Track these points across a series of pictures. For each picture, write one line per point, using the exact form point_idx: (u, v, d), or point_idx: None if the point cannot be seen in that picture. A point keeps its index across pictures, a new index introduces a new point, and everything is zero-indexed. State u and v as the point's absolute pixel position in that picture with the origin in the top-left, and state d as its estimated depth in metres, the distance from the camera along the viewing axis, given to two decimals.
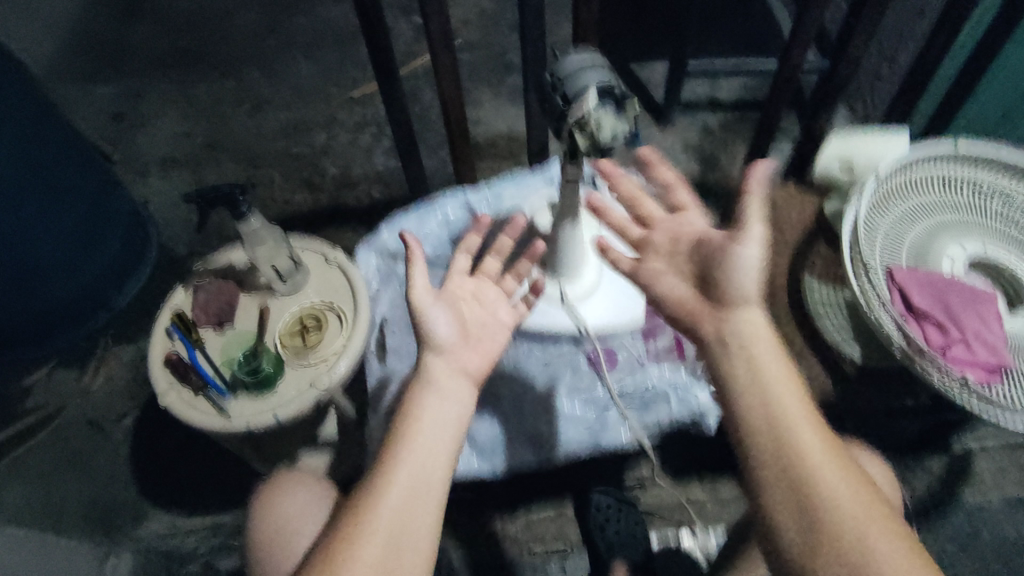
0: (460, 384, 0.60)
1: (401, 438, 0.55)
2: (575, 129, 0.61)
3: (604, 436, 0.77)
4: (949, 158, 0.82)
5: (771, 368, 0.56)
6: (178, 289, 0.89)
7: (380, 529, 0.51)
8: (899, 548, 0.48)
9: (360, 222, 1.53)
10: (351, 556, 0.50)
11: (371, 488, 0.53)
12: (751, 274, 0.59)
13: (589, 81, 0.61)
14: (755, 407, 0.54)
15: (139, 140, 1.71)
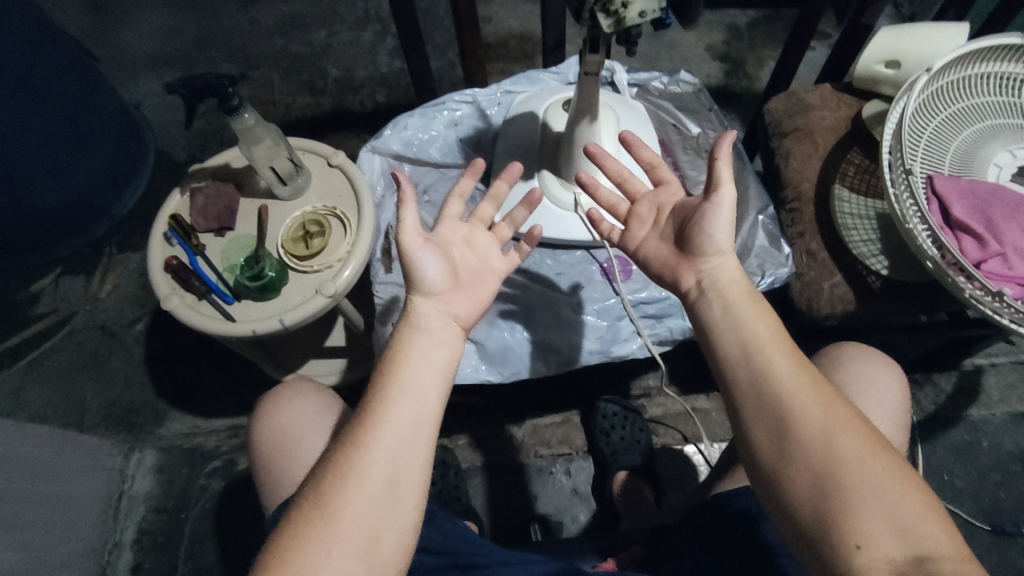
0: (449, 328, 0.56)
1: (394, 372, 0.51)
2: (598, 12, 0.54)
3: (616, 346, 0.75)
4: (1014, 52, 0.73)
5: (741, 304, 0.56)
6: (175, 193, 0.86)
7: (374, 467, 0.46)
8: (865, 445, 0.47)
9: (364, 127, 1.46)
10: (342, 494, 0.45)
11: (363, 421, 0.49)
12: (725, 230, 0.57)
13: None
14: (757, 323, 0.54)
15: (128, 36, 1.61)
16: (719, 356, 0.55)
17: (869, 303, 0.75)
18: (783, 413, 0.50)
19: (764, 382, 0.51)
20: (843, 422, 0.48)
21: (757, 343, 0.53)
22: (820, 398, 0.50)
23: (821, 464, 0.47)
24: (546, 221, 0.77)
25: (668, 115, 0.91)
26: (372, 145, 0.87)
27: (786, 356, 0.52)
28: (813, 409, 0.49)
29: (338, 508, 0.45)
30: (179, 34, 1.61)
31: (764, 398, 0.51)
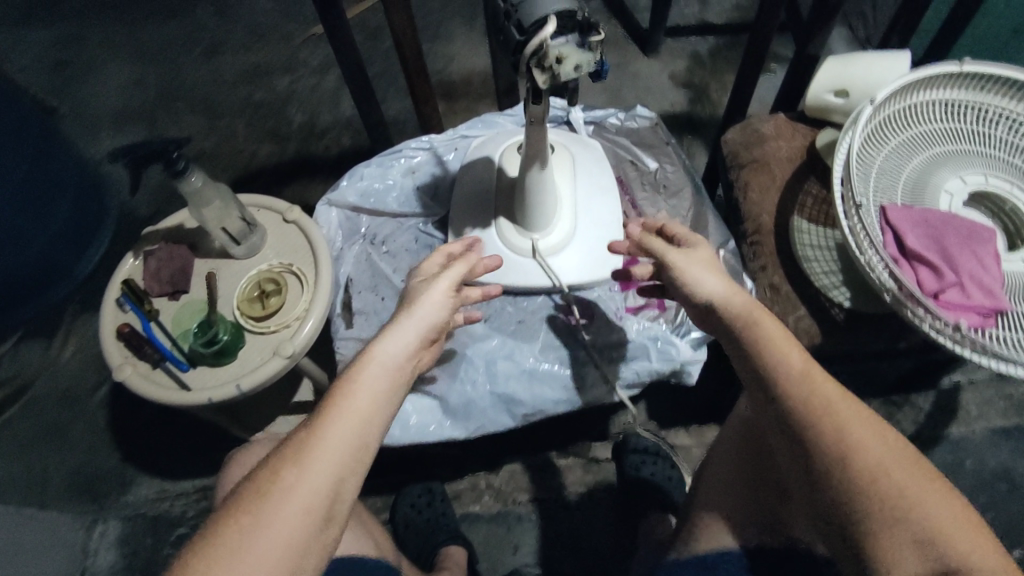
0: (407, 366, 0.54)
1: (334, 414, 0.48)
2: (534, 66, 0.53)
3: (580, 393, 0.74)
4: (956, 78, 0.74)
5: (767, 327, 0.57)
6: (128, 256, 0.84)
7: (286, 522, 0.43)
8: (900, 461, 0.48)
9: (331, 171, 1.46)
10: (247, 546, 0.42)
11: (288, 464, 0.45)
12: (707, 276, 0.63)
13: (547, 8, 0.52)
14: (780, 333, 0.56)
15: (91, 92, 1.60)
16: (747, 375, 0.56)
17: (834, 336, 0.74)
18: (815, 422, 0.51)
19: (792, 395, 0.52)
20: (875, 431, 0.50)
21: (779, 352, 0.55)
22: (849, 405, 0.51)
23: (860, 476, 0.48)
24: (505, 268, 0.76)
25: (625, 151, 0.91)
26: (329, 199, 0.86)
27: (810, 366, 0.54)
28: (842, 414, 0.50)
29: (238, 562, 0.41)
30: (142, 87, 1.61)
31: (792, 410, 0.52)
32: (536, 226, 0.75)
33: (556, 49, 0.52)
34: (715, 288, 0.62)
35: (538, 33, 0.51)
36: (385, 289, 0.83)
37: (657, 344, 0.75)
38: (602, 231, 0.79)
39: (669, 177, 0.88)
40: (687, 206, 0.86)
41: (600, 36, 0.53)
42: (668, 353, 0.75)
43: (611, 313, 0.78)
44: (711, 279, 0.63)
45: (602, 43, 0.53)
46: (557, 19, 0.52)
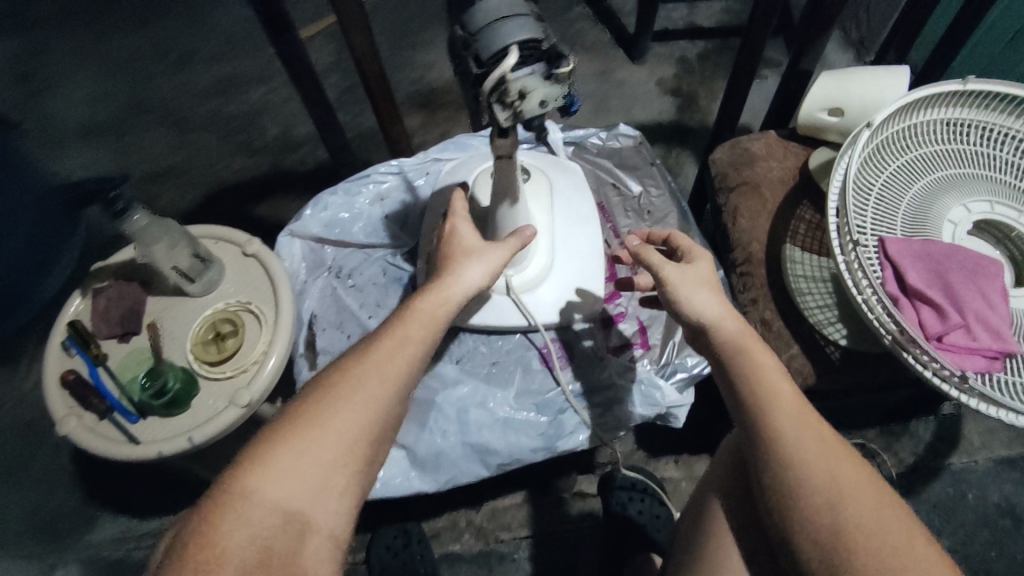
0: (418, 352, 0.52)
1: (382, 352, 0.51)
2: (497, 103, 0.48)
3: (559, 441, 0.69)
4: (959, 97, 0.69)
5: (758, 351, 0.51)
6: (75, 294, 0.78)
7: (333, 440, 0.47)
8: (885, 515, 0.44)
9: (307, 187, 1.40)
10: (298, 452, 0.46)
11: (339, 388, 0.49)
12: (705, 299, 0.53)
13: (507, 37, 0.46)
14: (774, 368, 0.50)
15: (57, 104, 1.54)
16: (732, 403, 0.51)
17: (829, 375, 0.69)
18: (792, 474, 0.46)
19: (768, 444, 0.47)
20: (857, 488, 0.45)
21: (767, 397, 0.48)
22: (831, 462, 0.46)
23: (839, 518, 0.44)
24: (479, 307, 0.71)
25: (607, 174, 0.85)
26: (290, 229, 0.81)
27: (796, 411, 0.48)
28: (821, 471, 0.46)
29: (290, 463, 0.46)
30: (110, 99, 1.55)
31: (768, 459, 0.47)
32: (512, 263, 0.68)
33: (519, 85, 0.47)
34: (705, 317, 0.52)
35: (499, 69, 0.45)
36: (352, 326, 0.77)
37: (640, 387, 0.71)
38: (583, 264, 0.73)
39: (654, 202, 0.83)
40: (673, 234, 0.81)
41: (568, 67, 0.47)
42: (652, 397, 0.70)
43: (592, 354, 0.73)
44: (707, 299, 0.53)
45: (570, 75, 0.48)
46: (520, 50, 0.46)
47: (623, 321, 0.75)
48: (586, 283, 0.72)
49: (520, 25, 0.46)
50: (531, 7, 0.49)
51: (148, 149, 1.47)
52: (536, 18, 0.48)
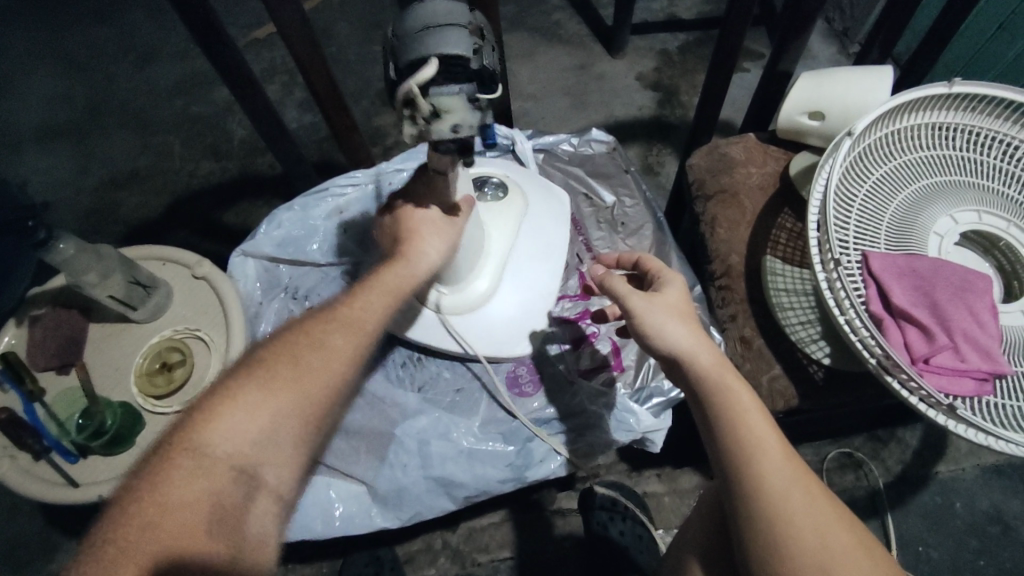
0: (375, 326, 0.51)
1: (352, 311, 0.50)
2: (406, 114, 0.41)
3: (529, 471, 0.65)
4: (945, 100, 0.65)
5: (743, 396, 0.47)
6: (10, 323, 0.73)
7: (295, 393, 0.44)
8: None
9: (275, 191, 1.34)
10: (263, 397, 0.44)
11: (306, 345, 0.47)
12: (679, 329, 0.49)
13: (438, 46, 0.41)
14: (762, 426, 0.46)
15: (11, 106, 1.47)
16: (714, 451, 0.48)
17: (813, 397, 0.66)
18: (776, 538, 0.44)
19: (751, 502, 0.45)
20: (845, 554, 0.43)
21: (748, 450, 0.45)
22: (818, 528, 0.44)
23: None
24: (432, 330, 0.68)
25: (578, 183, 0.81)
26: (242, 249, 0.76)
27: (785, 465, 0.45)
28: (808, 538, 0.43)
29: (249, 415, 0.43)
30: (67, 99, 1.48)
31: (755, 515, 0.45)
32: (448, 282, 0.65)
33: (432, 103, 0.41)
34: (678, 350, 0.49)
35: (411, 82, 0.40)
36: None
37: (614, 412, 0.67)
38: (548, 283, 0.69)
39: (628, 212, 0.79)
40: (648, 246, 0.77)
41: (487, 96, 0.43)
42: (627, 424, 0.66)
43: (561, 377, 0.70)
44: (676, 330, 0.49)
45: (495, 104, 0.44)
46: (448, 65, 0.42)
47: (597, 341, 0.71)
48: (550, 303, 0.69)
49: (449, 39, 0.41)
50: (474, 20, 0.44)
51: (108, 152, 1.41)
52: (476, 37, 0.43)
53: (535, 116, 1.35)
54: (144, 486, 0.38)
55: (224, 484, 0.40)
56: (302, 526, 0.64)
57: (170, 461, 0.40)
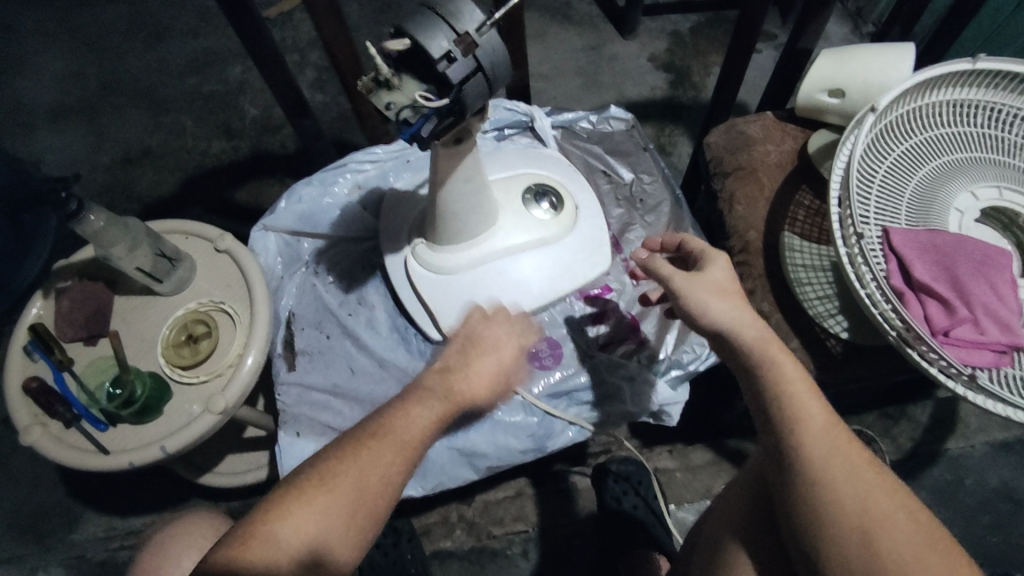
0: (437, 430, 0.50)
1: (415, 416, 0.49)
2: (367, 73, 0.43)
3: (549, 442, 0.67)
4: (968, 77, 0.65)
5: (784, 365, 0.49)
6: (37, 296, 0.74)
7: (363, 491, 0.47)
8: (910, 530, 0.44)
9: (287, 170, 1.35)
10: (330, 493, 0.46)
11: (384, 435, 0.48)
12: (721, 306, 0.52)
13: (424, 29, 0.41)
14: (810, 401, 0.48)
15: (23, 85, 1.47)
16: (757, 415, 0.50)
17: (830, 371, 0.67)
18: (821, 497, 0.45)
19: (795, 467, 0.47)
20: (891, 515, 0.44)
21: (794, 419, 0.47)
22: (860, 490, 0.45)
23: (857, 532, 0.44)
24: (422, 282, 0.69)
25: (596, 160, 0.82)
26: (263, 224, 0.77)
27: (824, 430, 0.47)
28: (848, 497, 0.45)
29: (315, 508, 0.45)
30: (79, 78, 1.48)
31: (791, 471, 0.47)
32: (436, 239, 0.67)
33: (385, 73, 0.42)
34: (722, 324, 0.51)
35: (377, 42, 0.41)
36: (330, 325, 0.74)
37: (631, 386, 0.68)
38: (561, 256, 0.70)
39: (646, 190, 0.80)
40: (666, 224, 0.78)
41: (429, 101, 0.42)
42: (644, 399, 0.68)
43: (579, 351, 0.71)
44: (719, 307, 0.51)
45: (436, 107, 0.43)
46: (421, 53, 0.42)
47: (615, 316, 0.72)
48: (564, 273, 0.70)
49: (430, 32, 0.41)
50: (484, 28, 0.43)
51: (120, 131, 1.41)
52: (461, 47, 0.42)
53: (547, 97, 1.35)
54: (232, 552, 0.44)
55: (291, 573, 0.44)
56: None
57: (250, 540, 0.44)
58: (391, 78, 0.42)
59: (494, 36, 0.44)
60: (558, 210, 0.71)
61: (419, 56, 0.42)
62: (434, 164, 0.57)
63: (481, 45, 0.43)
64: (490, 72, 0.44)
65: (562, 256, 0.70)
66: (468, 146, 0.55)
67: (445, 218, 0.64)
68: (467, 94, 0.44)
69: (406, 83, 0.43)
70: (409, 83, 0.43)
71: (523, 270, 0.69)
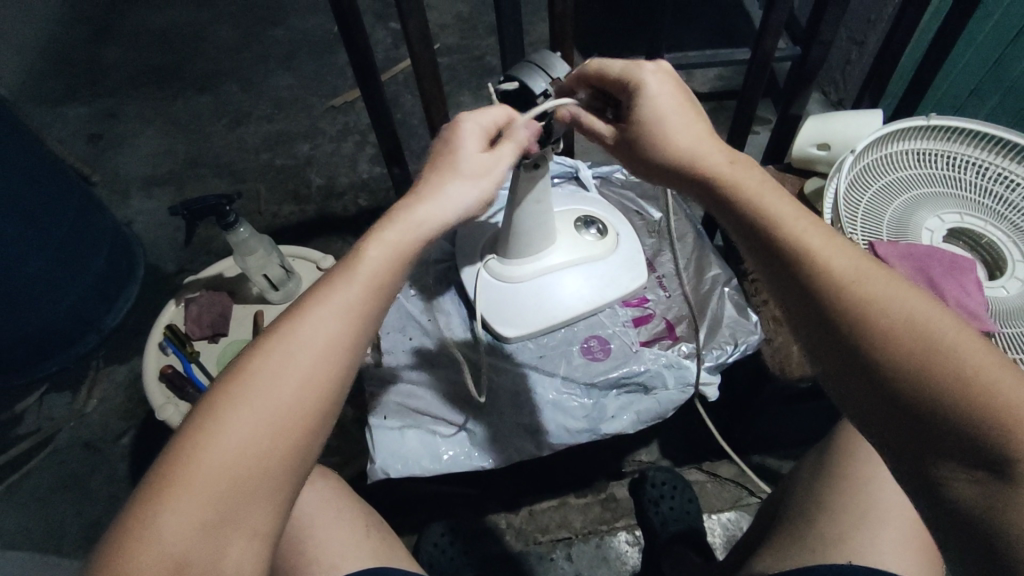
0: (334, 335, 0.48)
1: (296, 338, 0.46)
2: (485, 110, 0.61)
3: (603, 424, 0.79)
4: (924, 131, 0.84)
5: (776, 205, 0.49)
6: (169, 304, 0.89)
7: (246, 459, 0.43)
8: (979, 346, 0.39)
9: (348, 230, 1.54)
10: (226, 438, 0.43)
11: (234, 397, 0.44)
12: (682, 135, 0.55)
13: (526, 74, 0.60)
14: (822, 234, 0.46)
15: (121, 159, 1.72)
16: (768, 259, 0.48)
17: None
18: (868, 316, 0.41)
19: (845, 297, 0.42)
20: (948, 329, 0.39)
21: (810, 257, 0.45)
22: (915, 306, 0.41)
23: (922, 350, 0.39)
24: (494, 291, 0.84)
25: (631, 203, 1.00)
26: None
27: (853, 259, 0.44)
28: (897, 314, 0.41)
29: (214, 457, 0.42)
30: (169, 153, 1.72)
31: (830, 292, 0.43)
32: (506, 255, 0.83)
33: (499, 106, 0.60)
34: (683, 141, 0.54)
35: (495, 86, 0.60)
36: (412, 328, 0.88)
37: (672, 370, 0.81)
38: (608, 270, 0.86)
39: (673, 225, 0.97)
40: (691, 251, 0.94)
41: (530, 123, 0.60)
42: (684, 378, 0.81)
43: (625, 347, 0.84)
44: (680, 136, 0.55)
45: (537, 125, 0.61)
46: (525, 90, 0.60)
47: (653, 321, 0.87)
48: (611, 284, 0.85)
49: (532, 77, 0.59)
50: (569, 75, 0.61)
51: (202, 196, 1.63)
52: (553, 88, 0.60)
53: None
54: (131, 524, 0.40)
55: (195, 535, 0.40)
56: (413, 462, 0.77)
57: (162, 494, 0.40)
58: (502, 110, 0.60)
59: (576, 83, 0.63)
60: (604, 235, 0.87)
61: (522, 95, 0.61)
62: (513, 189, 0.75)
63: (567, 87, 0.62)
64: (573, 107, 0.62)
65: (609, 271, 0.86)
66: (537, 173, 0.72)
67: (518, 235, 0.80)
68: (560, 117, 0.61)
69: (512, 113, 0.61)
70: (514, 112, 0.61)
71: (576, 280, 0.84)
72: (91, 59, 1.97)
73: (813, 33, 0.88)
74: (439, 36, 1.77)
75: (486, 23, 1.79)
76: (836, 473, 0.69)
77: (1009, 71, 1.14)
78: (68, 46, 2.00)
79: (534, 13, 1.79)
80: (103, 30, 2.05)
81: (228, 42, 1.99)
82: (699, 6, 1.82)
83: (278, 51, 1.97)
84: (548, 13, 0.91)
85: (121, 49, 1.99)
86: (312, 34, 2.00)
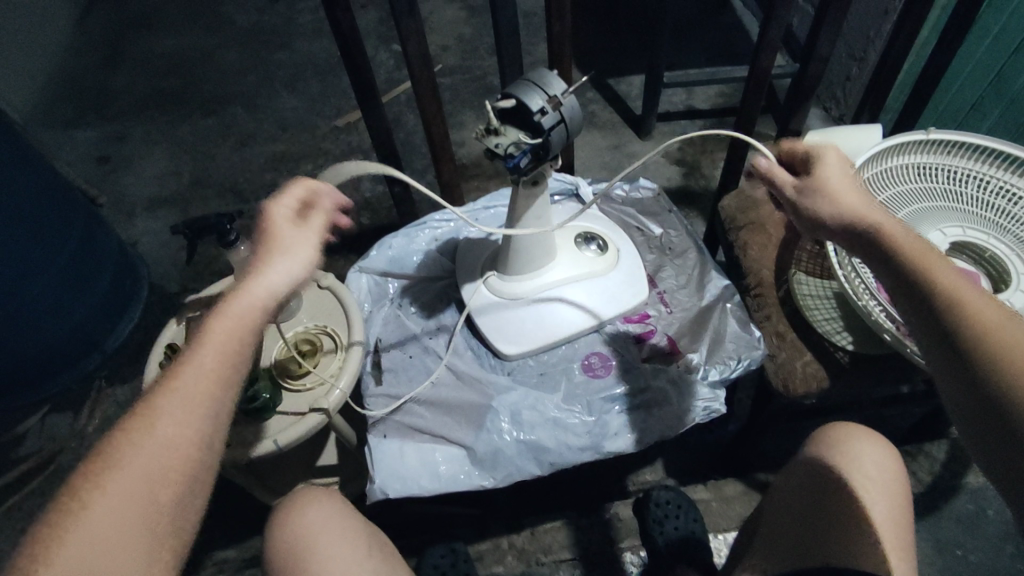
0: (206, 388, 0.52)
1: (173, 393, 0.51)
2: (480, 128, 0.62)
3: (605, 442, 0.78)
4: (923, 145, 0.84)
5: (942, 270, 0.55)
6: (172, 324, 0.89)
7: (133, 509, 0.47)
8: None
9: (351, 248, 1.55)
10: (111, 491, 0.47)
11: (116, 454, 0.48)
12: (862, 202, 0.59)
13: (521, 92, 0.60)
14: (953, 274, 0.54)
15: (126, 180, 1.74)
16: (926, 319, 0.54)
17: (841, 379, 0.76)
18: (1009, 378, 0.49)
19: (987, 360, 0.50)
20: None
21: (970, 316, 0.52)
22: None
23: None
24: (495, 309, 0.84)
25: (631, 218, 1.00)
26: (359, 266, 0.94)
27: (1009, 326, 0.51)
28: None
29: (101, 511, 0.46)
30: (174, 174, 1.74)
31: (981, 357, 0.50)
32: (506, 272, 0.83)
33: (494, 124, 0.60)
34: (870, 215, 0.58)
35: (491, 104, 0.60)
36: (411, 346, 0.88)
37: (677, 387, 0.80)
38: (610, 286, 0.85)
39: (674, 240, 0.97)
40: (691, 266, 0.94)
41: (527, 140, 0.61)
42: (689, 396, 0.80)
43: (627, 364, 0.84)
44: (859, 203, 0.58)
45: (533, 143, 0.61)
46: (520, 108, 0.60)
47: (655, 337, 0.87)
48: (613, 300, 0.85)
49: (528, 95, 0.60)
50: (564, 92, 0.62)
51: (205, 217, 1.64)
52: (551, 105, 0.60)
53: None
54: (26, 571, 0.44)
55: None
56: (412, 481, 0.76)
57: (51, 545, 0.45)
58: (498, 128, 0.61)
59: (573, 100, 0.62)
60: (604, 250, 0.87)
61: (518, 112, 0.61)
62: (511, 206, 0.75)
63: (564, 104, 0.61)
64: (569, 124, 0.62)
65: (610, 287, 0.85)
66: (534, 190, 0.72)
67: (518, 251, 0.80)
68: (557, 134, 0.62)
69: (509, 131, 0.62)
70: (511, 130, 0.62)
71: (577, 297, 0.84)
72: (99, 84, 2.00)
73: (811, 50, 0.89)
74: (441, 57, 1.80)
75: (487, 44, 1.81)
76: (812, 486, 0.66)
77: (1010, 85, 1.14)
78: (77, 71, 2.04)
79: (534, 34, 1.82)
80: (112, 55, 2.09)
81: (234, 66, 2.03)
82: (698, 25, 1.84)
83: (282, 73, 2.00)
84: (547, 32, 0.92)
85: (128, 73, 2.03)
86: (315, 57, 2.04)
